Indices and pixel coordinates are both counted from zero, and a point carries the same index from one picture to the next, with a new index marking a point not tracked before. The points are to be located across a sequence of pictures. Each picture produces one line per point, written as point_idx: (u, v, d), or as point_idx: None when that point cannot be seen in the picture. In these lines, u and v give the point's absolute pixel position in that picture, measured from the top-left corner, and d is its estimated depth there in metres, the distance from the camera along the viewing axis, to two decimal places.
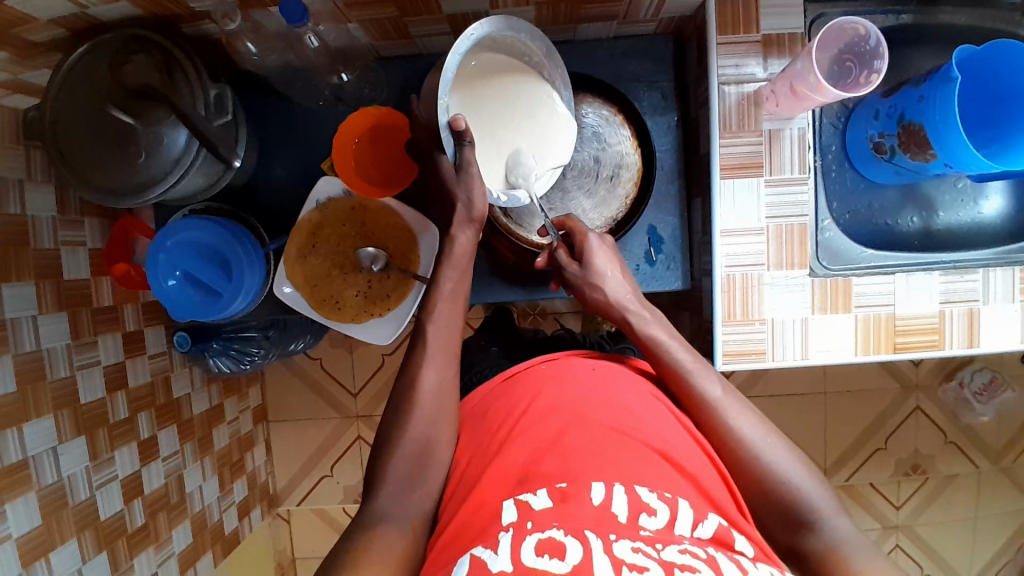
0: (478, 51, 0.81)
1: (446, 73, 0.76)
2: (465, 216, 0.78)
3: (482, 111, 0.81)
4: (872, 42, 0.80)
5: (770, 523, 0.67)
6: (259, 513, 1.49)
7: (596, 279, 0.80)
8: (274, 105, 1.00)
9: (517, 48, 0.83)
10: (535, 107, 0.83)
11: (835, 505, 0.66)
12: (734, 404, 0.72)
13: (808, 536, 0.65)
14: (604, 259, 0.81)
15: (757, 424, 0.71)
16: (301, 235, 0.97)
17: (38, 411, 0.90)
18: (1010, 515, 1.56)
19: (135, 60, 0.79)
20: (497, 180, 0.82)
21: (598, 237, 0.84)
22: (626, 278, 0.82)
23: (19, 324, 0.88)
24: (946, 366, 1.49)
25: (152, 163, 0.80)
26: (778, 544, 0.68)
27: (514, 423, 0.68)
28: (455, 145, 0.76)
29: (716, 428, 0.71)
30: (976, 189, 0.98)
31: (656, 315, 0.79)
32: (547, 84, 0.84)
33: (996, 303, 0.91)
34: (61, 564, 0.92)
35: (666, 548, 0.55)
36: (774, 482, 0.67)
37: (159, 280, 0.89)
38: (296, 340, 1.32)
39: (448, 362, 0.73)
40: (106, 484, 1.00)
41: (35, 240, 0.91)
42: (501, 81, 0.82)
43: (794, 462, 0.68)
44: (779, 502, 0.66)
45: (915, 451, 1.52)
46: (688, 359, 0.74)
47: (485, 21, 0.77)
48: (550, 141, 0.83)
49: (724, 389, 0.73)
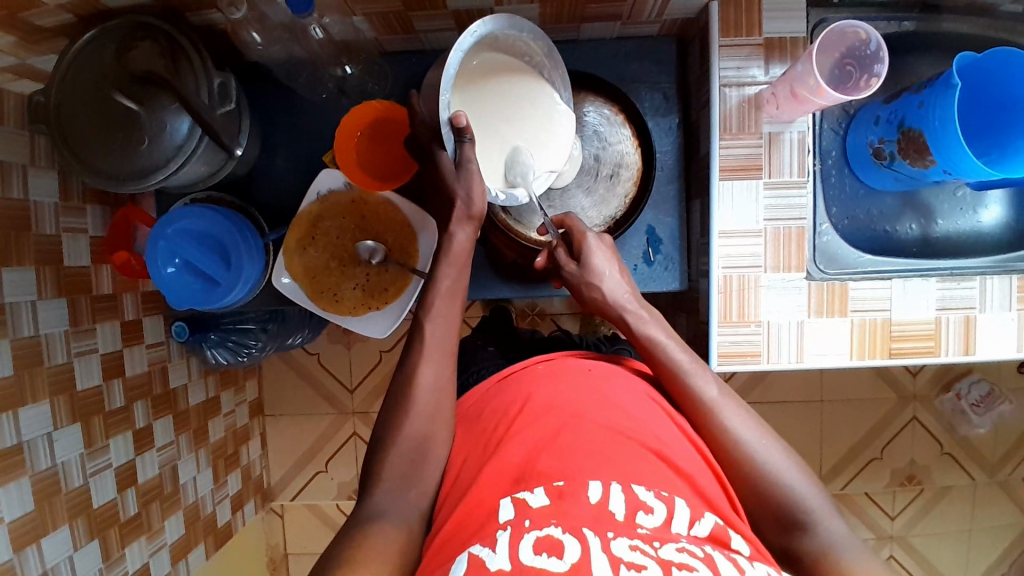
0: (480, 50, 0.81)
1: (449, 67, 0.76)
2: (463, 214, 0.77)
3: (482, 108, 0.81)
4: (873, 47, 0.81)
5: (764, 525, 0.67)
6: (253, 507, 1.49)
7: (594, 278, 0.80)
8: (278, 97, 1.01)
9: (519, 49, 0.84)
10: (534, 106, 0.84)
11: (830, 508, 0.66)
12: (730, 405, 0.72)
13: (801, 537, 0.65)
14: (603, 259, 0.81)
15: (753, 425, 0.70)
16: (301, 228, 0.97)
17: (34, 396, 0.90)
18: (1005, 528, 1.56)
19: (141, 47, 0.80)
20: (497, 179, 0.82)
21: (597, 235, 0.84)
22: (625, 278, 0.82)
23: (18, 308, 0.88)
24: (944, 377, 1.49)
25: (155, 149, 0.80)
26: (771, 544, 0.68)
27: (511, 420, 0.68)
28: (455, 141, 0.76)
29: (712, 429, 0.70)
30: (976, 197, 0.98)
31: (654, 316, 0.79)
32: (547, 85, 0.85)
33: (992, 311, 0.91)
34: (53, 550, 0.92)
35: (664, 546, 0.55)
36: (771, 483, 0.67)
37: (159, 267, 0.89)
38: (294, 333, 1.32)
39: (446, 357, 0.73)
40: (100, 471, 1.00)
41: (36, 225, 0.91)
42: (501, 81, 0.82)
43: (791, 464, 0.68)
44: (774, 503, 0.66)
45: (911, 462, 1.52)
46: (685, 360, 0.74)
47: (488, 19, 0.78)
48: (547, 141, 0.84)
49: (720, 389, 0.73)
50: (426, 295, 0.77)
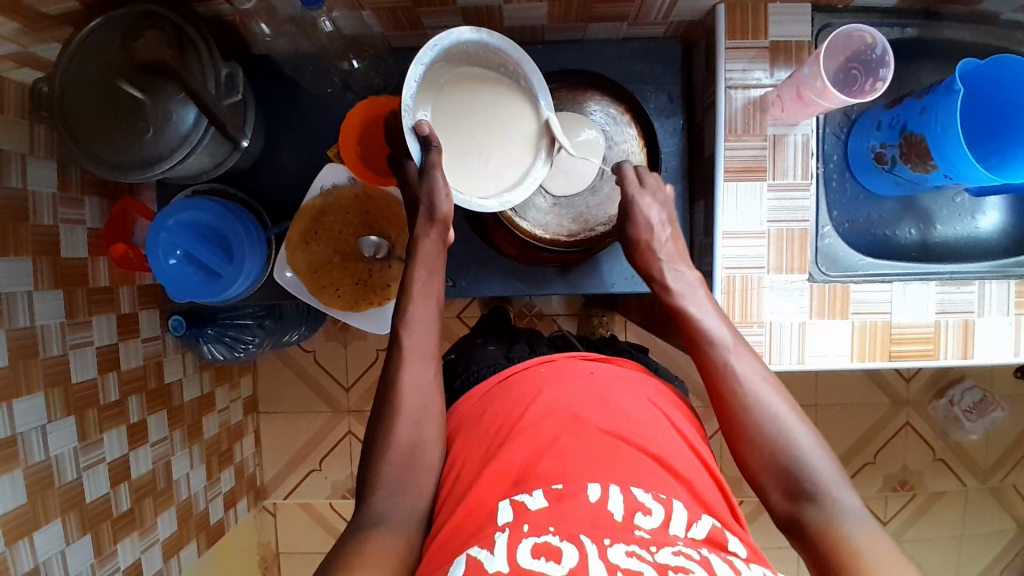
0: (452, 65, 0.80)
1: (409, 80, 0.76)
2: (427, 218, 0.76)
3: (456, 122, 0.80)
4: (878, 51, 0.81)
5: (771, 490, 0.66)
6: (245, 505, 1.47)
7: (631, 236, 0.81)
8: (282, 90, 1.00)
9: (495, 61, 0.81)
10: (511, 118, 0.82)
11: (842, 478, 0.64)
12: (750, 372, 0.70)
13: (808, 508, 0.63)
14: (642, 225, 0.80)
15: (771, 390, 0.69)
16: (304, 221, 0.97)
17: (29, 388, 0.89)
18: (995, 535, 1.57)
19: (147, 36, 0.79)
20: (472, 189, 0.81)
21: (642, 195, 0.81)
22: (670, 240, 0.80)
23: (15, 298, 0.87)
24: (938, 383, 1.51)
25: (160, 140, 0.80)
26: (776, 512, 0.66)
27: (511, 426, 0.67)
28: (422, 149, 0.76)
29: (726, 390, 0.69)
30: (974, 204, 0.99)
31: (688, 282, 0.77)
32: (523, 96, 0.82)
33: (990, 315, 0.92)
34: (45, 544, 0.91)
35: (661, 550, 0.55)
36: (782, 448, 0.65)
37: (159, 259, 0.88)
38: (291, 330, 1.34)
39: (429, 360, 0.72)
40: (93, 466, 0.99)
41: (34, 215, 0.90)
42: (472, 95, 0.81)
43: (807, 432, 0.66)
44: (785, 473, 0.65)
45: (904, 467, 1.53)
46: (707, 322, 0.73)
47: (448, 32, 0.76)
48: (527, 153, 0.83)
49: (742, 357, 0.71)
50: (428, 300, 0.75)
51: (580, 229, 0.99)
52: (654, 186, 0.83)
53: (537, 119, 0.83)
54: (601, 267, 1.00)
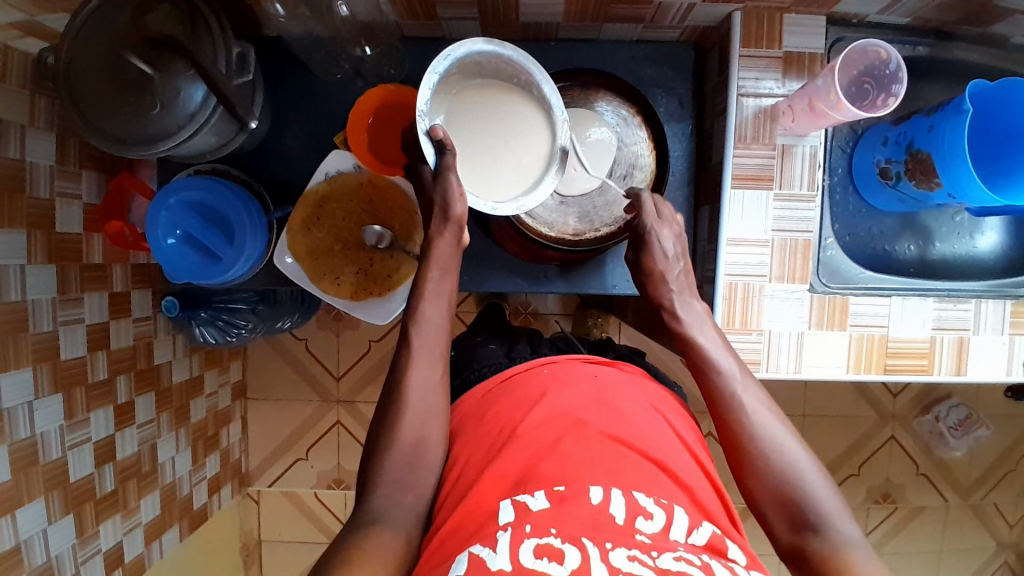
0: (466, 78, 0.81)
1: (423, 88, 0.76)
2: (443, 218, 0.76)
3: (470, 130, 0.80)
4: (892, 67, 0.82)
5: (774, 521, 0.66)
6: (229, 491, 1.46)
7: (645, 266, 0.81)
8: (292, 74, 1.00)
9: (506, 72, 0.81)
10: (524, 126, 0.81)
11: (844, 510, 0.65)
12: (754, 402, 0.70)
13: (811, 539, 0.63)
14: (658, 254, 0.80)
15: (775, 419, 0.70)
16: (307, 206, 0.96)
17: (17, 361, 0.87)
18: (973, 552, 1.59)
19: (160, 10, 0.78)
20: (487, 194, 0.80)
21: (661, 227, 0.81)
22: (682, 273, 0.81)
23: (7, 271, 0.85)
24: (925, 399, 1.53)
25: (166, 117, 0.79)
26: (779, 544, 0.66)
27: (512, 428, 0.67)
28: (436, 152, 0.75)
29: (731, 419, 0.70)
30: (973, 224, 1.00)
31: (697, 313, 0.78)
32: (535, 104, 0.82)
33: (985, 333, 0.93)
34: (27, 523, 0.89)
35: (662, 555, 0.54)
36: (785, 476, 0.66)
37: (159, 238, 0.87)
38: (284, 318, 1.32)
39: (437, 359, 0.72)
40: (78, 445, 0.97)
41: (30, 187, 0.88)
42: (485, 104, 0.81)
43: (810, 463, 0.67)
44: (788, 503, 0.65)
45: (887, 480, 1.54)
46: (713, 352, 0.74)
47: (460, 46, 0.76)
48: (542, 158, 0.82)
49: (747, 389, 0.71)
50: (433, 299, 0.74)
51: (586, 228, 0.97)
52: (670, 216, 0.82)
53: (551, 131, 0.82)
54: (603, 269, 1.01)
